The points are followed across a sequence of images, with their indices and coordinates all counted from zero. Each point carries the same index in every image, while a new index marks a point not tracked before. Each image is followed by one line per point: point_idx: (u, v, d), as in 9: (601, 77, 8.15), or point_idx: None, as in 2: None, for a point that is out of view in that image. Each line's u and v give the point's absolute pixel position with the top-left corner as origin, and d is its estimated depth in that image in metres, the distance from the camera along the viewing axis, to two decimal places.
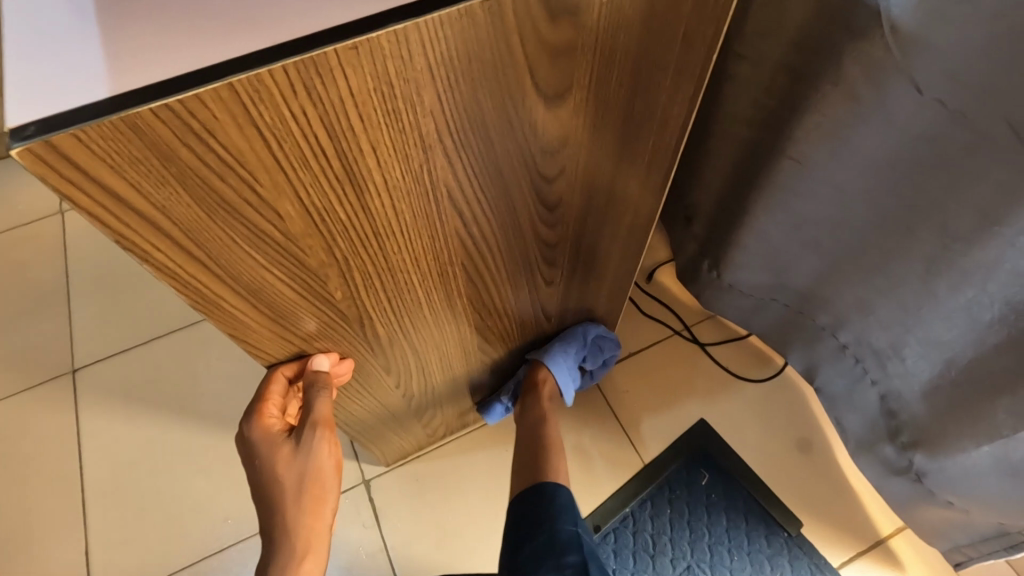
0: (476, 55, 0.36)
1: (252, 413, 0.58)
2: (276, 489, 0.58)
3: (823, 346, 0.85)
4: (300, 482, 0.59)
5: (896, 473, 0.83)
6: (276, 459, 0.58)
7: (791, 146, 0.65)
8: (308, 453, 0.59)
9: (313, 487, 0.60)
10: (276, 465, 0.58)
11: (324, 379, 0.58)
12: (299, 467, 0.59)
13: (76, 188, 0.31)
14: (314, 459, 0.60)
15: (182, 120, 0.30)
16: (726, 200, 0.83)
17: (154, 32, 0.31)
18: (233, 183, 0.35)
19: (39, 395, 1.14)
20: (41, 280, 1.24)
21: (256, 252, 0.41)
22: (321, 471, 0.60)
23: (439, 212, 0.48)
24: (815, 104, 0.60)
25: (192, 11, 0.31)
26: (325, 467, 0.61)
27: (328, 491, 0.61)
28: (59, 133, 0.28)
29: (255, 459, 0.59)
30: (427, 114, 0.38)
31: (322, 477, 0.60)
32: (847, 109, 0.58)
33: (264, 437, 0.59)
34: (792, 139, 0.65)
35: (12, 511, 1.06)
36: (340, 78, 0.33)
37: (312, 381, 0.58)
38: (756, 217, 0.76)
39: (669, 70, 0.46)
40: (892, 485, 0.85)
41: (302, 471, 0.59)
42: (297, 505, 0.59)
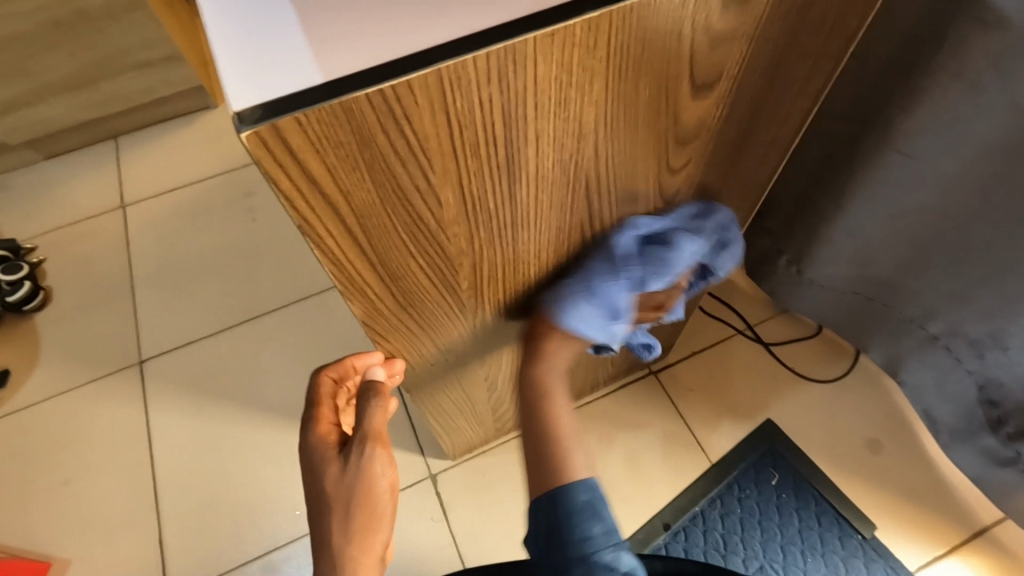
0: (650, 44, 0.36)
1: (309, 419, 0.59)
2: (326, 503, 0.55)
3: (911, 338, 0.87)
4: (347, 503, 0.54)
5: (999, 464, 0.84)
6: (327, 472, 0.55)
7: (897, 138, 0.67)
8: (360, 469, 0.55)
9: (361, 511, 0.55)
10: (327, 479, 0.55)
11: (377, 387, 0.56)
12: (348, 483, 0.55)
13: (283, 170, 0.32)
14: (363, 476, 0.55)
15: (388, 105, 0.31)
16: (805, 194, 0.84)
17: (345, 24, 0.31)
18: (413, 169, 0.36)
19: (108, 386, 1.16)
20: (102, 274, 1.27)
21: (410, 240, 0.42)
22: (374, 490, 0.55)
23: (572, 204, 0.48)
24: (923, 93, 0.62)
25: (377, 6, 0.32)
26: (377, 486, 0.55)
27: (378, 515, 0.55)
28: (285, 116, 0.29)
29: (308, 472, 0.57)
30: (591, 104, 0.38)
31: (374, 497, 0.55)
32: (961, 99, 0.60)
33: (318, 447, 0.57)
34: (895, 133, 0.68)
35: (82, 499, 1.07)
36: (530, 66, 0.33)
37: (364, 390, 0.57)
38: (846, 212, 0.79)
39: (806, 59, 0.46)
40: (992, 474, 0.87)
41: (350, 491, 0.54)
42: (345, 527, 0.54)
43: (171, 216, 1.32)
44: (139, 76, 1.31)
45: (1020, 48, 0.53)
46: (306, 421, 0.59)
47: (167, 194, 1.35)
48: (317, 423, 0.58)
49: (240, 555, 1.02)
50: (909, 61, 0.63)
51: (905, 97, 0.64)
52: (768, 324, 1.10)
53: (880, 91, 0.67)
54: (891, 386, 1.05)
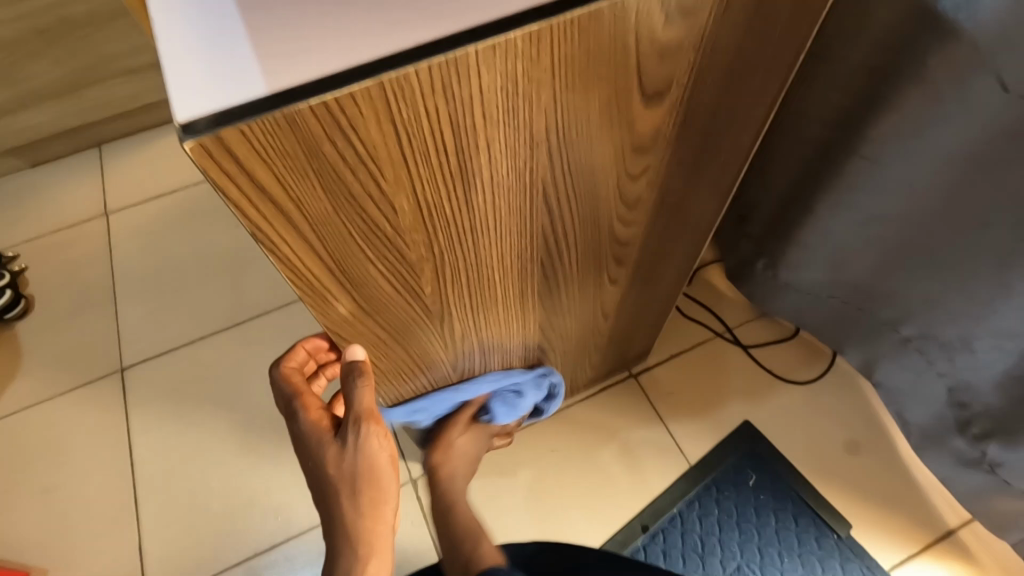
0: (594, 56, 0.37)
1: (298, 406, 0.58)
2: (331, 484, 0.57)
3: (885, 340, 0.88)
4: (354, 481, 0.57)
5: (967, 465, 0.86)
6: (327, 455, 0.57)
7: (863, 146, 0.69)
8: (357, 447, 0.57)
9: (368, 485, 0.57)
10: (328, 463, 0.56)
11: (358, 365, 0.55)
12: (350, 464, 0.57)
13: (230, 179, 0.32)
14: (363, 453, 0.57)
15: (332, 115, 0.32)
16: (787, 202, 0.86)
17: (292, 34, 0.32)
18: (363, 177, 0.37)
19: (90, 394, 1.16)
20: (85, 281, 1.27)
21: (368, 246, 0.43)
22: (376, 464, 0.57)
23: (531, 209, 0.49)
24: (892, 100, 0.64)
25: (324, 17, 0.32)
26: (378, 461, 0.58)
27: (384, 488, 0.58)
28: (228, 127, 0.30)
29: (309, 458, 0.58)
30: (540, 113, 0.39)
31: (376, 472, 0.58)
32: (924, 105, 0.61)
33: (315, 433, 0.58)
34: (863, 138, 0.69)
35: (62, 507, 1.07)
36: (475, 76, 0.34)
37: (347, 371, 0.55)
38: (818, 215, 0.80)
39: (758, 69, 0.47)
40: (962, 476, 0.88)
41: (354, 470, 0.57)
42: (355, 503, 0.57)
43: (155, 223, 1.33)
44: (123, 83, 1.31)
45: (973, 58, 0.55)
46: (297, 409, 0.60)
47: (151, 201, 1.35)
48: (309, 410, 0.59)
49: (222, 562, 1.02)
50: (881, 67, 0.64)
51: (875, 104, 0.66)
52: (748, 327, 1.11)
53: (852, 99, 0.69)
54: (869, 388, 1.06)
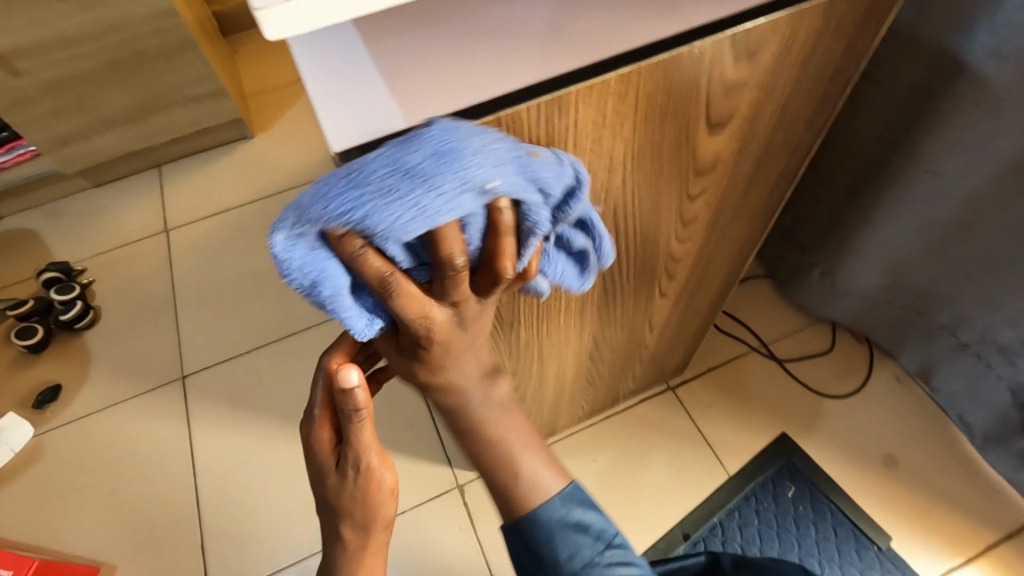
0: (672, 93, 0.43)
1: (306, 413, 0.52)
2: (330, 509, 0.53)
3: (939, 344, 0.96)
4: (349, 512, 0.52)
5: None
6: (326, 481, 0.52)
7: (925, 159, 0.76)
8: (356, 481, 0.51)
9: (365, 516, 0.53)
10: (325, 489, 0.52)
11: (355, 401, 0.47)
12: (345, 496, 0.52)
13: None
14: (359, 491, 0.51)
15: None
16: (836, 209, 0.93)
17: (420, 83, 0.38)
18: None
19: (151, 400, 1.22)
20: (148, 294, 1.35)
21: None
22: (371, 503, 0.52)
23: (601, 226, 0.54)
24: (952, 116, 0.70)
25: (452, 66, 0.38)
26: (377, 494, 0.52)
27: (380, 520, 0.53)
28: None
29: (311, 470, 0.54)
30: (620, 142, 0.45)
31: (371, 510, 0.52)
32: (981, 119, 0.68)
33: (314, 451, 0.52)
34: (922, 150, 0.76)
35: (125, 508, 1.13)
36: (573, 113, 0.40)
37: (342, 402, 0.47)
38: (876, 218, 0.87)
39: (810, 101, 0.52)
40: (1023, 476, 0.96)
41: (349, 503, 0.52)
42: (350, 529, 0.53)
43: (213, 239, 1.41)
44: (188, 109, 1.41)
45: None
46: (303, 419, 0.53)
47: (208, 219, 1.44)
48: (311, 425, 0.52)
49: (277, 562, 1.07)
50: (937, 89, 0.70)
51: (935, 120, 0.72)
52: (782, 342, 1.15)
53: (910, 116, 0.75)
54: (909, 398, 1.09)
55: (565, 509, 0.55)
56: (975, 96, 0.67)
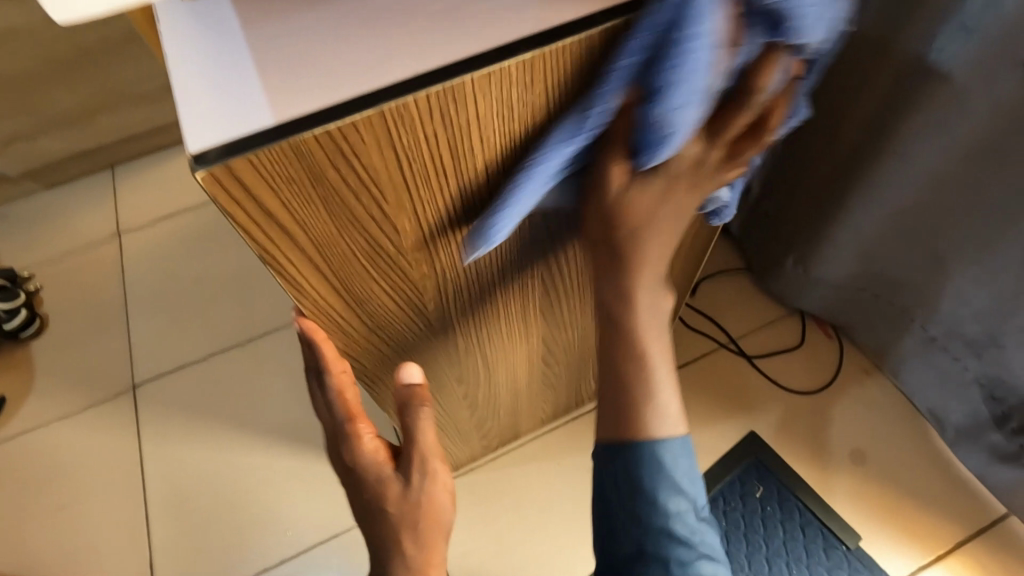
0: (586, 79, 0.39)
1: (345, 432, 0.49)
2: (390, 529, 0.47)
3: (910, 338, 0.95)
4: (413, 523, 0.47)
5: (1002, 461, 0.90)
6: (384, 494, 0.47)
7: (894, 141, 0.74)
8: (421, 483, 0.48)
9: (429, 527, 0.48)
10: (391, 506, 0.47)
11: (421, 387, 0.51)
12: (411, 502, 0.48)
13: (238, 206, 0.34)
14: (427, 492, 0.48)
15: (336, 144, 0.34)
16: (811, 198, 0.91)
17: (295, 75, 0.33)
18: (366, 200, 0.38)
19: (101, 412, 1.17)
20: (99, 301, 1.30)
21: (371, 266, 0.44)
22: (438, 503, 0.48)
23: (529, 227, 0.50)
24: (921, 100, 0.68)
25: (333, 56, 0.34)
26: (440, 497, 0.49)
27: (445, 531, 0.49)
28: (237, 157, 0.31)
29: (363, 498, 0.49)
30: (536, 135, 0.41)
31: (440, 516, 0.48)
32: (950, 102, 0.66)
33: (366, 466, 0.48)
34: (893, 134, 0.74)
35: (73, 524, 1.08)
36: (471, 103, 0.36)
37: (406, 394, 0.51)
38: (848, 209, 0.85)
39: None
40: (992, 473, 0.93)
41: (413, 507, 0.47)
42: (418, 544, 0.47)
43: (167, 242, 1.35)
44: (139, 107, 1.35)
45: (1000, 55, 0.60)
46: (345, 441, 0.49)
47: (163, 221, 1.38)
48: (360, 438, 0.49)
49: None
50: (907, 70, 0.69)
51: (905, 104, 0.71)
52: (751, 337, 1.12)
53: (884, 99, 0.73)
54: (880, 393, 1.07)
55: (666, 462, 0.52)
56: (942, 84, 0.66)
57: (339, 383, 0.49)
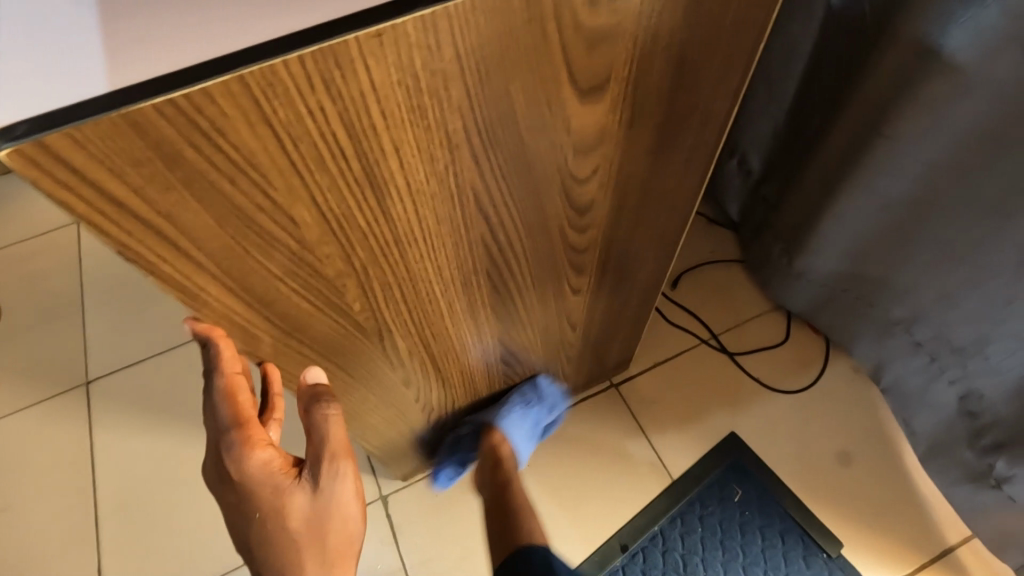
0: (507, 43, 0.33)
1: (236, 442, 0.44)
2: (295, 542, 0.48)
3: (894, 341, 0.89)
4: (324, 530, 0.50)
5: (974, 480, 0.84)
6: (291, 506, 0.47)
7: (884, 123, 0.68)
8: (329, 488, 0.50)
9: (338, 533, 0.51)
10: (295, 516, 0.48)
11: (326, 391, 0.53)
12: (320, 509, 0.49)
13: (71, 192, 0.28)
14: (337, 497, 0.51)
15: (188, 117, 0.27)
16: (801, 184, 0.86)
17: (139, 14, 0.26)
18: (245, 187, 0.32)
19: (52, 408, 1.12)
20: (54, 291, 1.24)
21: (272, 262, 0.38)
22: (349, 508, 0.52)
23: (464, 218, 0.45)
24: (919, 79, 0.63)
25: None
26: (350, 501, 0.52)
27: (356, 532, 0.52)
28: (52, 132, 0.25)
29: (255, 510, 0.47)
30: (454, 111, 0.35)
31: (346, 520, 0.51)
32: (952, 81, 0.61)
33: (267, 478, 0.46)
34: (885, 117, 0.68)
35: (18, 526, 1.03)
36: (362, 70, 0.30)
37: (313, 398, 0.53)
38: (837, 199, 0.80)
39: (711, 58, 0.42)
40: (960, 492, 0.87)
41: (323, 516, 0.49)
42: (322, 561, 0.50)
43: None
44: None
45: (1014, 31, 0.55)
46: (231, 450, 0.44)
47: None
48: (253, 448, 0.45)
49: None
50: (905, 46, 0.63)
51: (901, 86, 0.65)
52: (734, 333, 1.08)
53: (877, 82, 0.68)
54: (865, 394, 1.02)
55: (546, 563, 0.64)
56: (945, 68, 0.60)
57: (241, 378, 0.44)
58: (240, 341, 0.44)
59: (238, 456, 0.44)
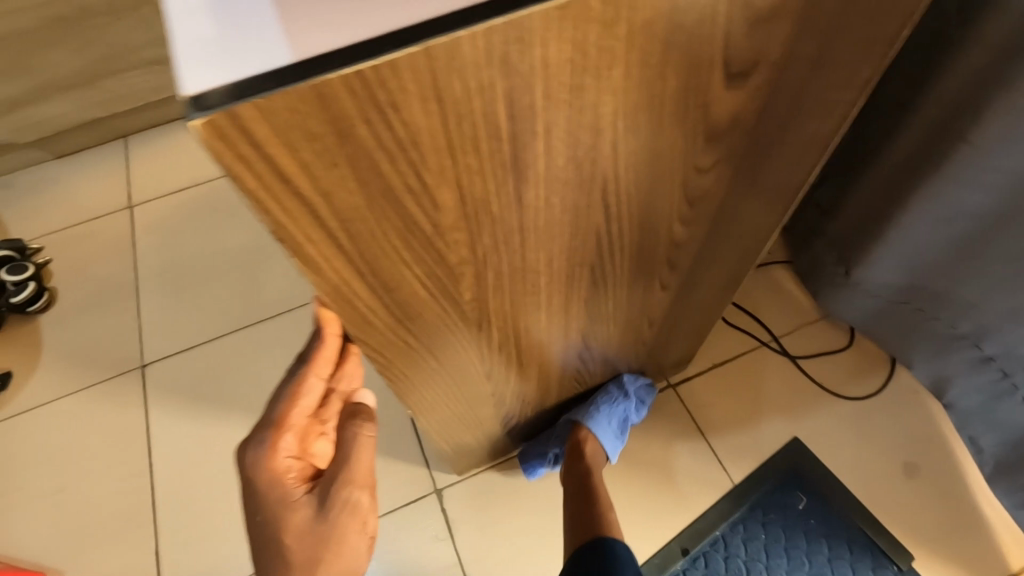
0: (677, 23, 0.31)
1: (262, 446, 0.46)
2: (286, 554, 0.49)
3: (959, 355, 0.84)
4: (315, 556, 0.49)
5: None
6: (291, 519, 0.49)
7: (969, 130, 0.64)
8: (332, 514, 0.50)
9: (330, 564, 0.50)
10: (291, 531, 0.49)
11: (367, 412, 0.54)
12: (317, 533, 0.49)
13: (247, 168, 0.27)
14: (338, 526, 0.50)
15: (371, 90, 0.26)
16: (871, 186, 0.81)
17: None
18: (402, 167, 0.31)
19: (108, 390, 1.13)
20: (107, 274, 1.25)
21: (404, 249, 0.37)
22: (346, 540, 0.51)
23: (587, 207, 0.43)
24: (1010, 86, 0.58)
25: None
26: (350, 535, 0.51)
27: (349, 567, 0.52)
28: (243, 102, 0.24)
29: (258, 512, 0.49)
30: (610, 91, 0.33)
31: (342, 553, 0.51)
32: None
33: (276, 486, 0.48)
34: (971, 124, 0.63)
35: (74, 507, 1.04)
36: (539, 47, 0.28)
37: (353, 414, 0.53)
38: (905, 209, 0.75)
39: (858, 46, 0.40)
40: None
41: (317, 542, 0.49)
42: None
43: (171, 216, 1.31)
44: (146, 74, 1.29)
45: None
46: (258, 448, 0.46)
47: (168, 195, 1.34)
48: (275, 454, 0.47)
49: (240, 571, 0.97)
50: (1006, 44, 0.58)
51: (992, 89, 0.60)
52: (795, 336, 1.05)
53: (970, 83, 0.63)
54: (931, 405, 0.99)
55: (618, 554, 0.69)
56: None
57: (297, 386, 0.47)
58: (355, 329, 0.43)
59: (263, 457, 0.46)
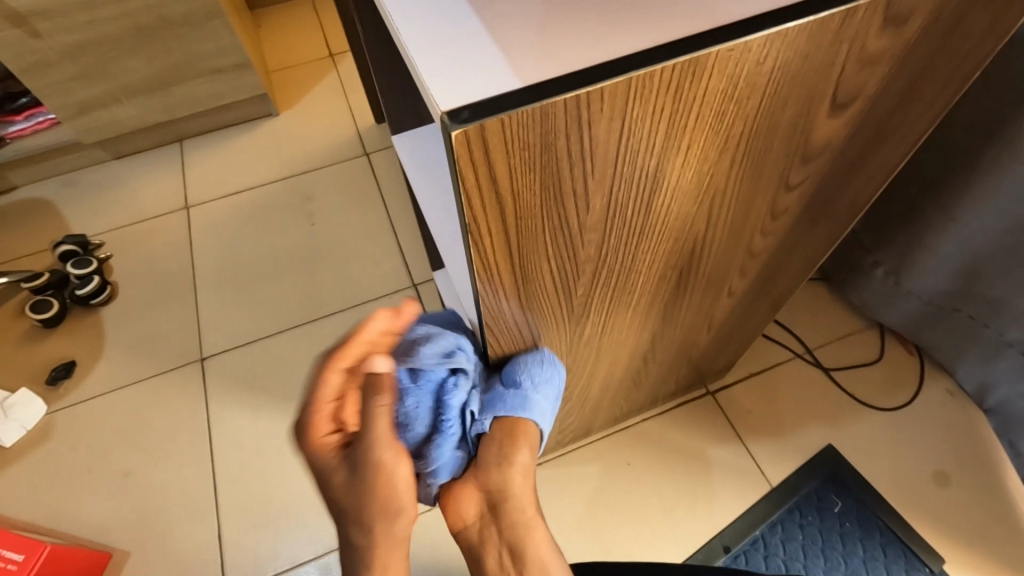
0: (810, 61, 0.38)
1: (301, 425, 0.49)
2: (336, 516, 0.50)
3: (1006, 362, 0.90)
4: (354, 518, 0.49)
5: None
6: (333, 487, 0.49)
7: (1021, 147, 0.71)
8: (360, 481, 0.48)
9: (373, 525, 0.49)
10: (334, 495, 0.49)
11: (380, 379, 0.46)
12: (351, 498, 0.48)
13: (474, 169, 0.33)
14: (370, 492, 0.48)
15: (578, 110, 0.32)
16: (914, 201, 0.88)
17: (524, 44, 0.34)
18: (577, 173, 0.37)
19: (169, 380, 1.18)
20: (167, 270, 1.31)
21: (549, 245, 0.43)
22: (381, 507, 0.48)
23: (695, 214, 0.49)
24: None
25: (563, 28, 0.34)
26: (386, 502, 0.48)
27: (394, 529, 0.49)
28: (491, 117, 0.31)
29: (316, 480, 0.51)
30: (744, 117, 0.40)
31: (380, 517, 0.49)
32: None
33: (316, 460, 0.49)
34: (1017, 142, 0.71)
35: (136, 491, 1.08)
36: (707, 79, 0.35)
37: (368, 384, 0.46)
38: (958, 215, 0.82)
39: (940, 82, 0.47)
40: None
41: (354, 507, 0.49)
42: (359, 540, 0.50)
43: (228, 217, 1.37)
44: (212, 82, 1.36)
45: None
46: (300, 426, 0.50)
47: (224, 198, 1.40)
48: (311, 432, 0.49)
49: (294, 557, 1.01)
50: None
51: None
52: (827, 350, 1.11)
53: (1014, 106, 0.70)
54: (962, 418, 1.04)
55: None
56: None
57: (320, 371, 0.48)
58: (485, 314, 0.49)
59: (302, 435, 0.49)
